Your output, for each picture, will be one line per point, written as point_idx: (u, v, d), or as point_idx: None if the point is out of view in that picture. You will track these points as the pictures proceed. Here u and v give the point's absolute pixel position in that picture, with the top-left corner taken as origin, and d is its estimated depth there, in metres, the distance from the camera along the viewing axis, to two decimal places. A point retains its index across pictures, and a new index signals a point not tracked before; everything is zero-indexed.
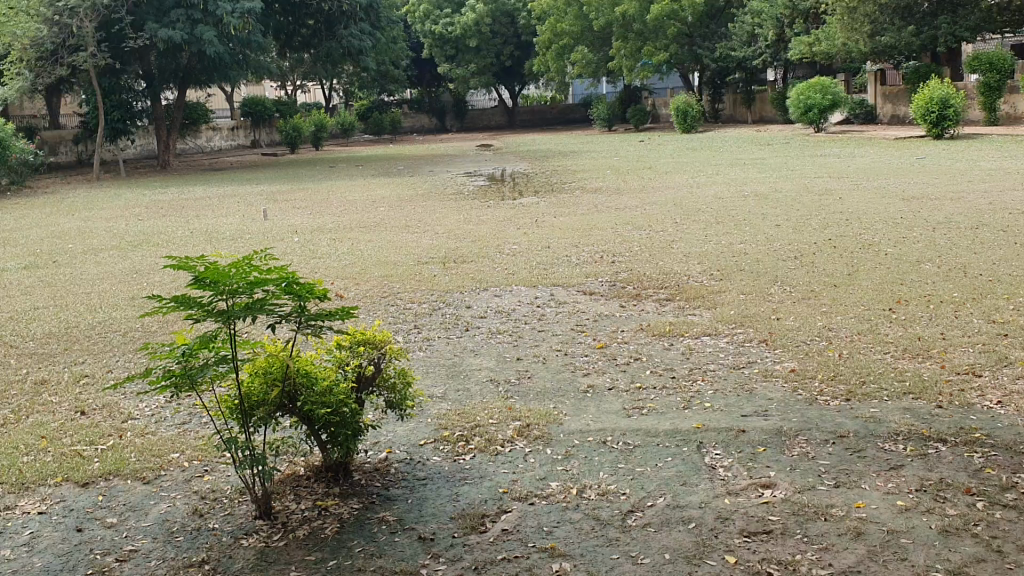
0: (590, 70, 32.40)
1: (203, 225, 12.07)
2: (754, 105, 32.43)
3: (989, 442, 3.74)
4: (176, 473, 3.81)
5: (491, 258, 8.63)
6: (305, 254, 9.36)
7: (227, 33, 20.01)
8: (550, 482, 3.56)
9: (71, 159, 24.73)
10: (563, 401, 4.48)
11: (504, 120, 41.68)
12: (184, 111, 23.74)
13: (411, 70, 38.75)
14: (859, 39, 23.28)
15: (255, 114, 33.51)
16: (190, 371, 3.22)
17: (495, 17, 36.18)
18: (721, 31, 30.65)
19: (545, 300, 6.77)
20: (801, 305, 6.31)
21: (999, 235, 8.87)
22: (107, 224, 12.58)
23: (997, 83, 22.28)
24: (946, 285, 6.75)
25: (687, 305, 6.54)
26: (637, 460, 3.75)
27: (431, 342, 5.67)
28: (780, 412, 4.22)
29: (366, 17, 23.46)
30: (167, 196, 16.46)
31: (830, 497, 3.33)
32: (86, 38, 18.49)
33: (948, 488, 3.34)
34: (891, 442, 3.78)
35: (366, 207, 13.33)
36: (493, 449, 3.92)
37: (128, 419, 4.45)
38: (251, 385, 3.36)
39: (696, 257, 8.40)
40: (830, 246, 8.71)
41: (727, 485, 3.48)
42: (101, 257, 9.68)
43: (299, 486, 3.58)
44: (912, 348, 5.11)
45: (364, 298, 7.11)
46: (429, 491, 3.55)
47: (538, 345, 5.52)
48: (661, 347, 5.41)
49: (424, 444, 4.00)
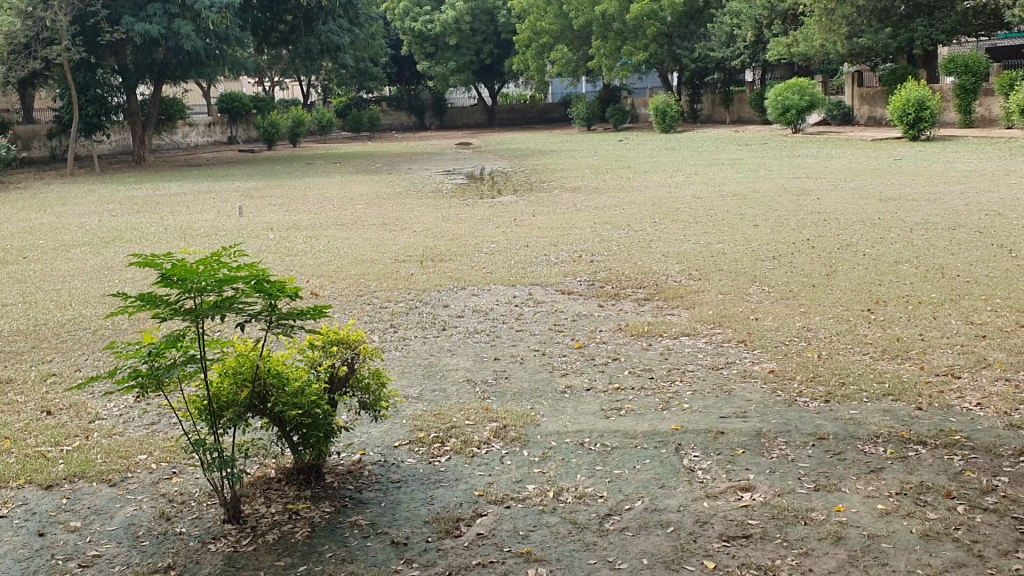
0: (570, 69, 32.35)
1: (179, 222, 11.90)
2: (732, 105, 32.51)
3: (969, 444, 3.71)
4: (144, 475, 3.71)
5: (468, 257, 8.55)
6: (279, 252, 9.23)
7: (206, 29, 19.80)
8: (527, 485, 3.50)
9: (45, 154, 24.46)
10: (540, 402, 4.42)
11: (484, 118, 41.55)
12: (159, 106, 23.50)
13: (390, 66, 38.60)
14: (837, 40, 23.37)
15: (232, 110, 33.24)
16: (157, 372, 3.13)
17: (475, 14, 36.06)
18: (700, 31, 30.71)
19: (523, 299, 6.70)
20: (780, 306, 6.27)
21: (976, 237, 8.88)
22: (80, 220, 12.41)
23: (972, 85, 22.53)
24: (924, 286, 6.74)
25: (666, 305, 6.50)
26: (615, 462, 3.69)
27: (408, 342, 5.60)
28: (759, 413, 4.17)
29: (344, 13, 23.33)
30: (141, 193, 16.25)
31: (809, 500, 3.29)
32: (60, 31, 18.23)
33: (928, 491, 3.31)
34: (871, 444, 3.75)
35: (344, 204, 13.19)
36: (469, 450, 3.85)
37: (94, 420, 4.35)
38: (221, 386, 3.27)
39: (674, 257, 8.35)
40: (808, 247, 8.68)
41: (705, 488, 3.43)
42: (73, 253, 9.51)
43: (270, 489, 3.50)
44: (891, 349, 5.08)
45: (340, 296, 7.01)
46: (403, 494, 3.47)
47: (516, 345, 5.45)
48: (638, 347, 5.35)
49: (399, 446, 3.92)
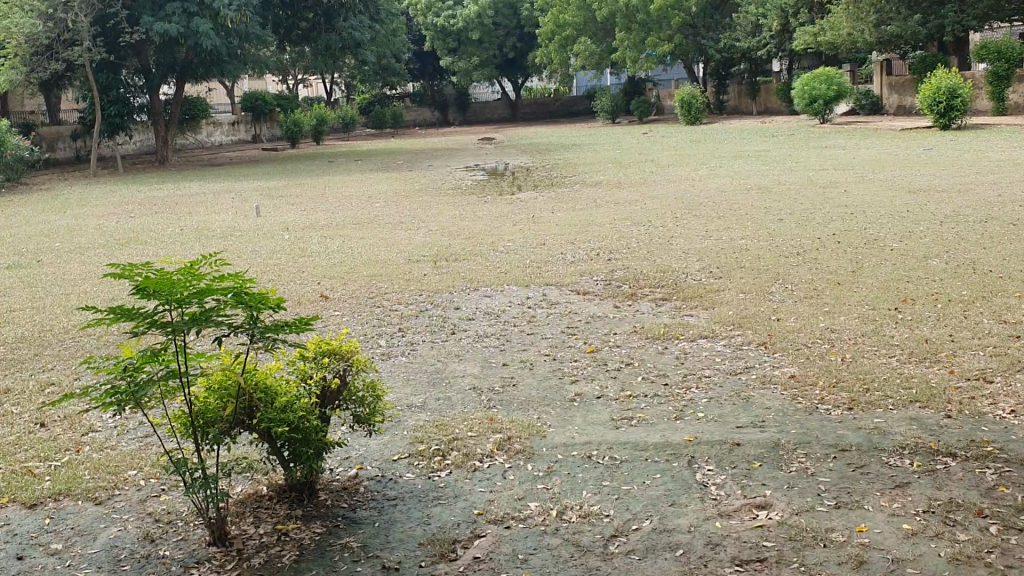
0: (594, 62, 32.10)
1: (196, 223, 11.81)
2: (758, 96, 32.10)
3: (1003, 457, 3.47)
4: (132, 493, 3.56)
5: (483, 255, 8.39)
6: (292, 253, 9.09)
7: (224, 26, 19.69)
8: (529, 503, 3.31)
9: (69, 155, 24.62)
10: (548, 411, 4.23)
11: (508, 112, 41.31)
12: (180, 107, 23.44)
13: (413, 62, 38.54)
14: (865, 29, 23.02)
15: (255, 109, 33.28)
16: (135, 387, 2.93)
17: (497, 9, 35.86)
18: (725, 22, 30.37)
19: (536, 301, 6.51)
20: (803, 305, 6.03)
21: (1007, 229, 8.60)
22: (98, 222, 12.36)
23: (1006, 72, 22.00)
24: (954, 282, 6.49)
25: (684, 306, 6.27)
26: (624, 477, 3.49)
27: (415, 346, 5.43)
28: (777, 423, 3.96)
29: (365, 9, 23.18)
30: (160, 193, 16.21)
31: (829, 518, 3.08)
32: (82, 32, 18.15)
33: (958, 509, 3.09)
34: (896, 456, 3.52)
35: (361, 203, 13.06)
36: (471, 465, 3.66)
37: (88, 432, 4.22)
38: (205, 401, 3.10)
39: (695, 254, 8.13)
40: (834, 242, 8.41)
41: (719, 506, 3.22)
42: (87, 256, 9.45)
43: (260, 508, 3.33)
44: (918, 351, 4.85)
45: (350, 298, 6.86)
46: (398, 514, 3.28)
47: (527, 350, 5.26)
48: (654, 351, 5.15)
49: (398, 459, 3.75)
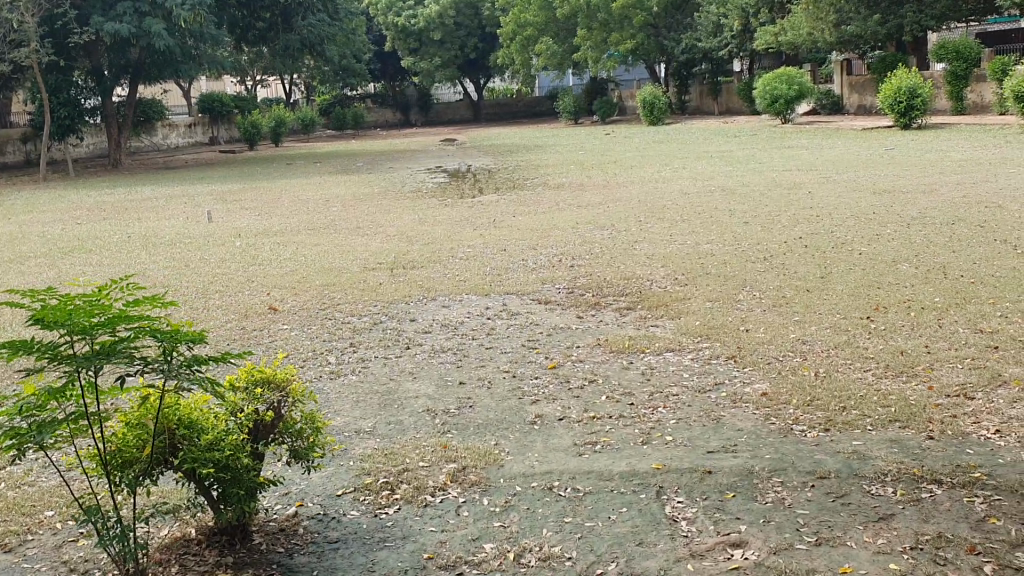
0: (556, 62, 31.87)
1: (144, 228, 11.42)
2: (720, 96, 32.13)
3: (991, 483, 3.24)
4: (47, 537, 3.23)
5: (443, 262, 8.11)
6: (242, 261, 8.75)
7: (178, 26, 19.24)
8: (484, 545, 3.03)
9: (18, 159, 24.01)
10: (506, 436, 3.95)
11: (470, 113, 41.05)
12: (135, 108, 22.88)
13: (374, 62, 38.17)
14: (825, 28, 23.11)
15: (212, 110, 32.66)
16: (39, 428, 2.56)
17: (458, 8, 35.43)
18: (686, 22, 30.31)
19: (496, 311, 6.23)
20: (771, 314, 5.81)
21: (976, 231, 8.46)
22: (43, 228, 11.94)
23: (964, 71, 22.05)
24: (926, 288, 6.31)
25: (649, 315, 6.02)
26: (586, 512, 3.22)
27: (367, 364, 5.12)
28: (750, 447, 3.70)
29: (323, 7, 22.73)
30: (109, 198, 15.75)
31: (809, 558, 2.82)
32: (29, 34, 17.48)
33: (948, 546, 2.85)
34: (878, 484, 3.29)
35: (318, 207, 12.76)
36: (421, 500, 3.38)
37: (6, 466, 3.88)
38: (122, 440, 2.76)
39: (660, 260, 7.88)
40: (801, 246, 8.21)
41: (689, 544, 2.96)
42: (28, 265, 9.05)
43: (187, 554, 3.00)
44: (893, 364, 4.63)
45: (301, 310, 6.55)
46: (340, 558, 2.99)
47: (484, 365, 4.98)
48: (618, 366, 4.89)
49: (342, 495, 3.45)
